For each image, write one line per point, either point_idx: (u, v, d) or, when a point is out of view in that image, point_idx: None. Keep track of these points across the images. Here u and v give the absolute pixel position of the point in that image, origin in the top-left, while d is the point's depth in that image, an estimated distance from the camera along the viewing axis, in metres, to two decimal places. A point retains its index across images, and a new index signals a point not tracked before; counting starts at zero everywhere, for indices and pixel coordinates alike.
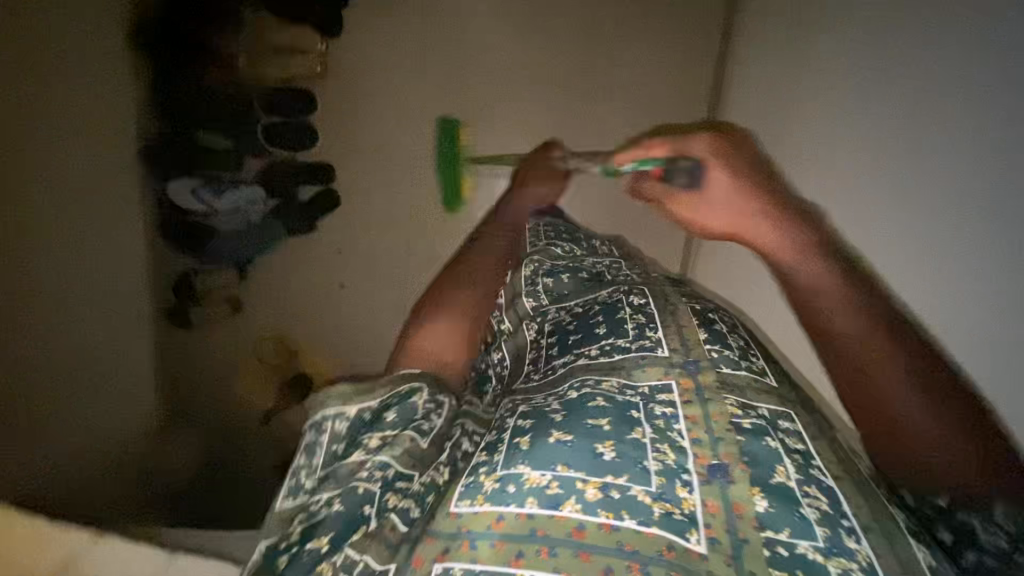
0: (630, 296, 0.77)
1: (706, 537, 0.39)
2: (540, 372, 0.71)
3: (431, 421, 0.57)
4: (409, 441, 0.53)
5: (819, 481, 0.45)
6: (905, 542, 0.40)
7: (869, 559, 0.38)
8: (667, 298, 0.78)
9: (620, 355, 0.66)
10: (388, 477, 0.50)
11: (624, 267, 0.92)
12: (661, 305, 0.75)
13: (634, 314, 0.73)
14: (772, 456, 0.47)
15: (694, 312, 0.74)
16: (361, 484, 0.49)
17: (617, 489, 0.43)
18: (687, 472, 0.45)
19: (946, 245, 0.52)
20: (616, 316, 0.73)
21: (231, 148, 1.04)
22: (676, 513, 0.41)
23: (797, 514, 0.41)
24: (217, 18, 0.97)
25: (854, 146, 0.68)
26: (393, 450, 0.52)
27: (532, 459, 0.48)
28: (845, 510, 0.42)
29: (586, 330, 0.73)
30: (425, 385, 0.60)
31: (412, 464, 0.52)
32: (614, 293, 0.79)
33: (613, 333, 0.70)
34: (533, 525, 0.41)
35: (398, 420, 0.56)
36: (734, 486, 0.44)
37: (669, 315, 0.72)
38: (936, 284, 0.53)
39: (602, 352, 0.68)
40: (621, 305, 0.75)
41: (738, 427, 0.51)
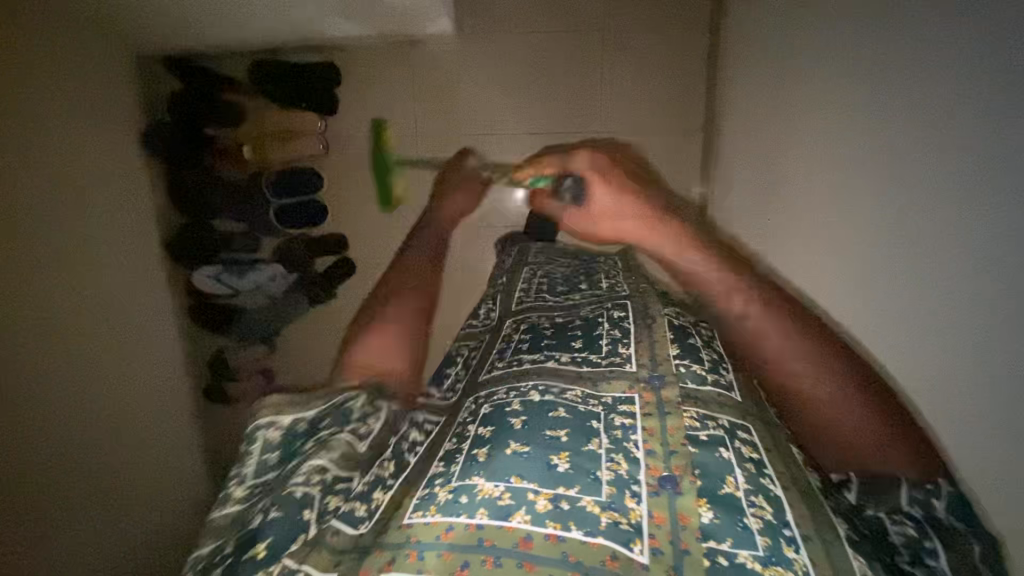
0: (610, 312, 0.79)
1: (649, 548, 0.40)
2: (506, 363, 0.71)
3: (367, 423, 0.67)
4: (347, 446, 0.61)
5: (767, 491, 0.46)
6: (843, 552, 0.40)
7: (806, 569, 0.38)
8: (647, 307, 0.79)
9: (588, 367, 0.67)
10: (327, 480, 0.55)
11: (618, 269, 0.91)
12: (639, 319, 0.77)
13: (610, 330, 0.75)
14: (722, 466, 0.48)
15: (669, 324, 0.75)
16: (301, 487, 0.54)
17: (568, 500, 0.44)
18: (638, 483, 0.46)
19: (941, 247, 0.40)
20: (593, 333, 0.75)
21: (238, 232, 0.81)
22: (621, 523, 0.42)
23: (741, 525, 0.41)
24: (204, 105, 0.77)
25: (861, 139, 0.51)
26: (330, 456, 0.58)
27: (488, 470, 0.49)
28: (788, 520, 0.43)
29: (561, 341, 0.74)
30: (364, 393, 0.72)
31: (351, 463, 0.58)
32: (595, 310, 0.81)
33: (587, 348, 0.72)
34: (481, 536, 0.42)
35: (335, 425, 0.66)
36: (682, 497, 0.44)
37: (644, 330, 0.75)
38: (937, 293, 0.40)
39: (571, 361, 0.69)
40: (601, 322, 0.77)
41: (693, 438, 0.52)
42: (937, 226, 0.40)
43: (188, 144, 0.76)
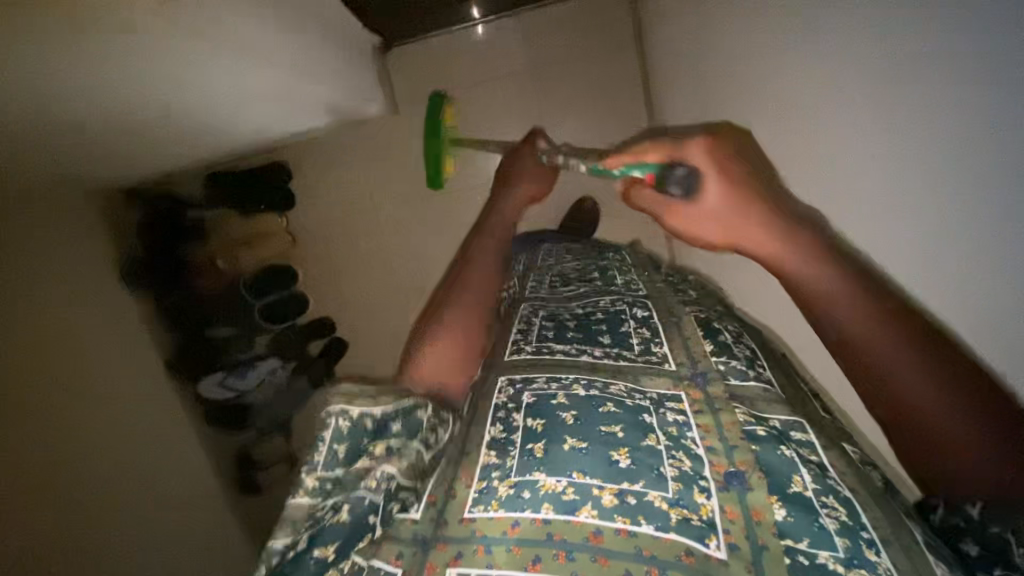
0: (634, 309, 0.81)
1: (726, 544, 0.39)
2: (536, 346, 0.73)
3: (436, 434, 0.62)
4: (413, 456, 0.58)
5: (837, 493, 0.45)
6: (926, 557, 0.39)
7: (891, 572, 0.37)
8: (671, 309, 0.82)
9: (627, 363, 0.68)
10: (391, 487, 0.53)
11: (636, 275, 0.94)
12: (666, 318, 0.79)
13: (638, 329, 0.76)
14: (788, 465, 0.47)
15: (698, 321, 0.77)
16: (365, 493, 0.51)
17: (634, 494, 0.43)
18: (704, 479, 0.45)
19: (927, 133, 0.41)
20: (620, 329, 0.76)
21: (228, 335, 0.93)
22: (693, 519, 0.41)
23: (817, 524, 0.41)
24: (184, 233, 0.90)
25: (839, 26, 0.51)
26: (397, 463, 0.55)
27: (548, 465, 0.48)
28: (865, 523, 0.42)
29: (588, 334, 0.75)
30: (430, 403, 0.66)
31: (416, 475, 0.55)
32: (617, 303, 0.83)
33: (618, 345, 0.72)
34: (549, 530, 0.41)
35: (404, 430, 0.61)
36: (752, 493, 0.43)
37: (674, 330, 0.75)
38: (929, 177, 0.42)
39: (606, 356, 0.69)
40: (626, 319, 0.78)
41: (752, 435, 0.51)
42: (921, 121, 0.41)
43: (180, 266, 0.86)
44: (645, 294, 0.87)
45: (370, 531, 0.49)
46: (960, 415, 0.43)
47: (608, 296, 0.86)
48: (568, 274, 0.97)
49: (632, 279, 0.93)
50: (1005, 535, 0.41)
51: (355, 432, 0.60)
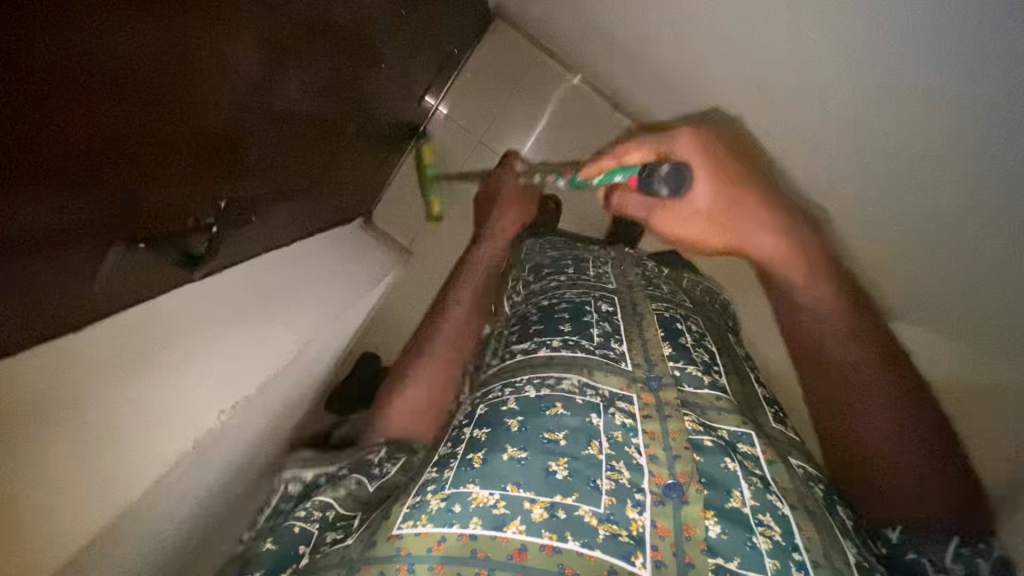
0: (599, 301, 0.79)
1: (652, 561, 0.38)
2: (499, 358, 0.71)
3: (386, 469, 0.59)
4: (358, 485, 0.55)
5: (775, 509, 0.44)
6: None
7: None
8: (636, 305, 0.80)
9: (585, 354, 0.65)
10: (327, 518, 0.51)
11: (611, 266, 0.92)
12: (630, 316, 0.77)
13: (600, 321, 0.74)
14: (730, 479, 0.46)
15: (658, 321, 0.76)
16: (299, 524, 0.50)
17: (565, 508, 0.42)
18: (640, 492, 0.44)
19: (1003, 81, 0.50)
20: (583, 318, 0.73)
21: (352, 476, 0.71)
22: (622, 536, 0.39)
23: (748, 543, 0.39)
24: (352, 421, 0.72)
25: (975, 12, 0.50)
26: (336, 492, 0.54)
27: (483, 477, 0.46)
28: (798, 543, 0.41)
29: (549, 325, 0.72)
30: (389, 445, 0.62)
31: (355, 507, 0.53)
32: (584, 294, 0.80)
33: (578, 333, 0.69)
34: (474, 546, 0.40)
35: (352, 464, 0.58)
36: (687, 507, 0.42)
37: (636, 329, 0.74)
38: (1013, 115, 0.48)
39: (563, 345, 0.66)
40: (589, 310, 0.76)
41: (697, 445, 0.50)
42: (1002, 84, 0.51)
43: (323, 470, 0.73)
44: (613, 287, 0.84)
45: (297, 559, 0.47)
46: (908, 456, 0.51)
47: (576, 284, 0.82)
48: (544, 262, 0.91)
49: (604, 271, 0.90)
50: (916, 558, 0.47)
51: (305, 492, 0.54)
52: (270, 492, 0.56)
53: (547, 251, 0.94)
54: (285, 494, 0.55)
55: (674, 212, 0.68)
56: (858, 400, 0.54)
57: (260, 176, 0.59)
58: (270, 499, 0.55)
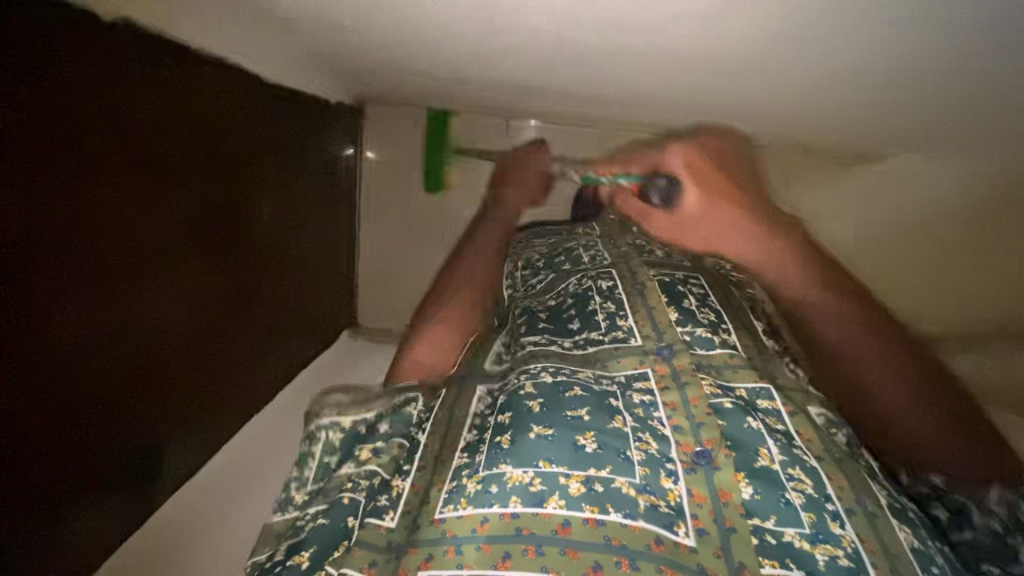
0: (598, 283, 0.80)
1: (694, 529, 0.39)
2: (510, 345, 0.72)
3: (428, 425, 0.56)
4: (397, 447, 0.53)
5: (803, 462, 0.45)
6: (888, 525, 0.40)
7: (854, 547, 0.37)
8: (634, 275, 0.81)
9: (595, 347, 0.67)
10: (373, 486, 0.50)
11: (600, 244, 0.93)
12: (631, 287, 0.78)
13: (603, 304, 0.75)
14: (754, 438, 0.47)
15: (661, 287, 0.77)
16: (347, 495, 0.49)
17: (601, 481, 0.43)
18: (671, 462, 0.45)
19: None
20: (588, 308, 0.75)
21: None
22: (661, 506, 0.41)
23: (783, 500, 0.41)
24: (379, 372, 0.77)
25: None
26: (379, 459, 0.52)
27: (515, 457, 0.47)
28: (830, 493, 0.42)
29: (559, 323, 0.75)
30: (421, 396, 0.60)
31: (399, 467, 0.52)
32: (584, 281, 0.82)
33: (586, 327, 0.72)
34: (518, 525, 0.41)
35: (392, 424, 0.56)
36: (719, 473, 0.43)
37: (639, 299, 0.75)
38: None
39: (576, 344, 0.69)
40: (592, 295, 0.78)
41: (719, 409, 0.51)
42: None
43: None
44: (610, 264, 0.85)
45: (348, 535, 0.46)
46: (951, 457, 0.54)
47: (578, 277, 0.85)
48: (538, 258, 0.93)
49: (597, 250, 0.91)
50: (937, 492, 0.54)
51: (348, 441, 0.55)
52: (309, 438, 0.57)
53: (536, 244, 0.96)
54: (325, 441, 0.56)
55: (651, 220, 0.79)
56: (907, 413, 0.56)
57: (99, 405, 0.46)
58: (307, 469, 0.55)
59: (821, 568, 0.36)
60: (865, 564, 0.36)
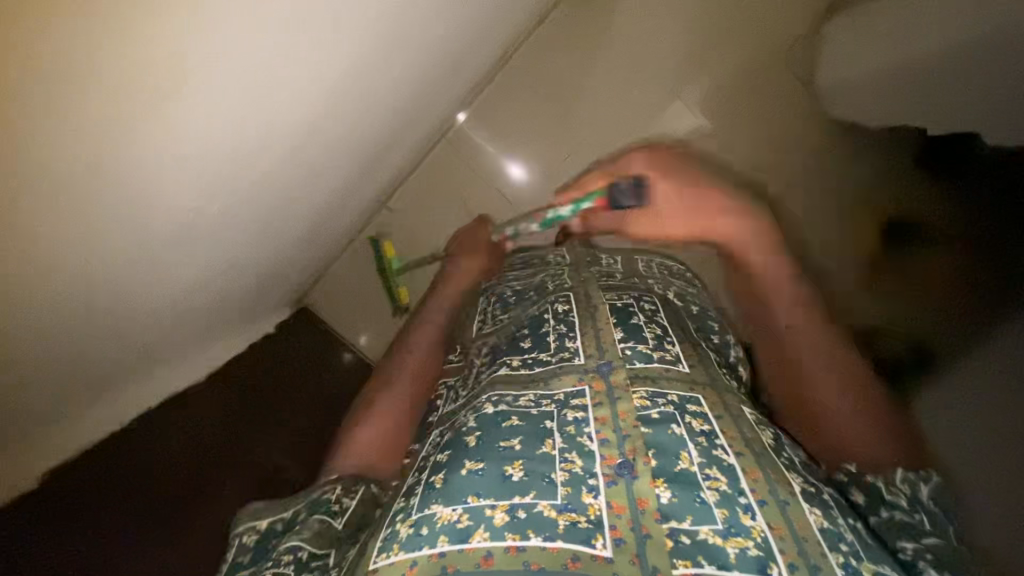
0: (556, 305, 0.81)
1: (612, 540, 0.39)
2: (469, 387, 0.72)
3: (343, 502, 0.57)
4: (319, 523, 0.53)
5: (720, 460, 0.46)
6: (800, 510, 0.41)
7: (764, 536, 0.38)
8: (589, 297, 0.82)
9: (540, 368, 0.68)
10: (300, 558, 0.49)
11: (567, 270, 0.93)
12: (584, 309, 0.79)
13: (556, 326, 0.76)
14: (676, 443, 0.48)
15: (610, 309, 0.78)
16: (270, 570, 0.47)
17: (524, 508, 0.43)
18: (594, 477, 0.46)
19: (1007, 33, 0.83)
20: (540, 331, 0.77)
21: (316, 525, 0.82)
22: (580, 522, 0.41)
23: (698, 499, 0.41)
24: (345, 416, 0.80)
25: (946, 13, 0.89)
26: (302, 534, 0.51)
27: (445, 495, 0.47)
28: (744, 488, 0.43)
29: (512, 346, 0.76)
30: (337, 483, 0.60)
31: (326, 543, 0.52)
32: (541, 306, 0.83)
33: (535, 348, 0.73)
34: (442, 564, 0.41)
35: (307, 510, 0.55)
36: (638, 481, 0.44)
37: (588, 321, 0.76)
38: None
39: (523, 365, 0.70)
40: (546, 318, 0.79)
41: (645, 419, 0.52)
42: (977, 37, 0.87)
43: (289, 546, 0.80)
44: (569, 287, 0.86)
45: None
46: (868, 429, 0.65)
47: (537, 302, 0.85)
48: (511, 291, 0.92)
49: (560, 277, 0.91)
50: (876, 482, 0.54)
51: (260, 544, 0.53)
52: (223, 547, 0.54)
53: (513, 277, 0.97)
54: (240, 545, 0.54)
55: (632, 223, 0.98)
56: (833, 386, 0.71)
57: None
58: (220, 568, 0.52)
59: (731, 561, 0.37)
60: (774, 552, 0.37)
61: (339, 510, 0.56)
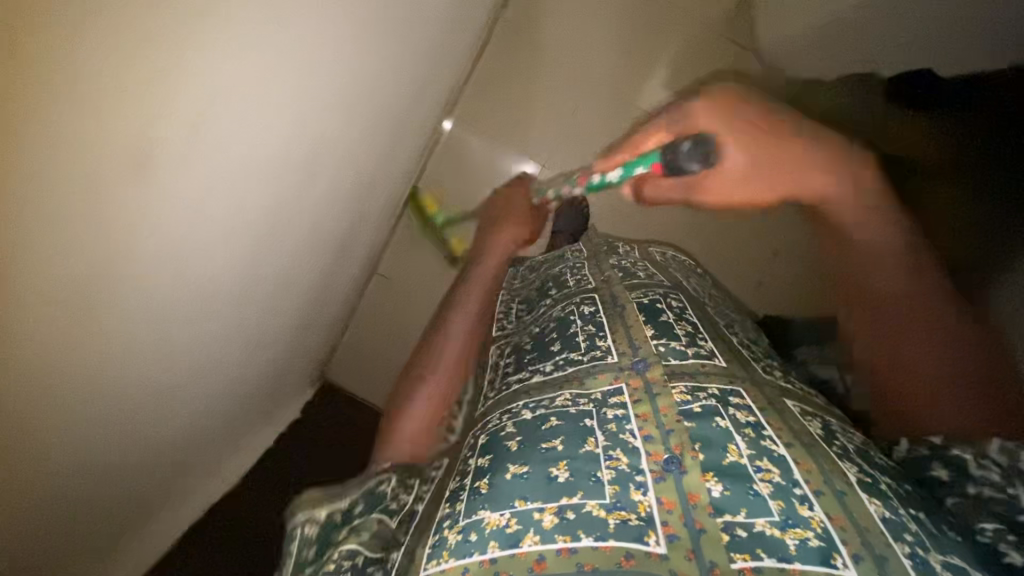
0: (581, 306, 0.81)
1: (665, 536, 0.39)
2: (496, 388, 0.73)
3: (399, 499, 0.60)
4: (377, 525, 0.56)
5: (771, 451, 0.45)
6: (859, 500, 0.40)
7: (824, 526, 0.37)
8: (614, 296, 0.82)
9: (573, 368, 0.68)
10: (358, 563, 0.50)
11: (588, 266, 0.93)
12: (611, 309, 0.79)
13: (584, 326, 0.76)
14: (722, 435, 0.47)
15: (639, 307, 0.78)
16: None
17: (573, 508, 0.43)
18: (641, 473, 0.45)
19: None
20: (568, 332, 0.76)
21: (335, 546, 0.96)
22: (631, 520, 0.40)
23: (750, 492, 0.40)
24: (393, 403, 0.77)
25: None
26: (360, 538, 0.53)
27: (491, 500, 0.47)
28: (798, 479, 0.41)
29: (541, 350, 0.76)
30: (394, 474, 0.63)
31: (381, 545, 0.53)
32: (567, 306, 0.83)
33: (566, 348, 0.73)
34: (495, 569, 0.40)
35: (367, 506, 0.58)
36: (687, 476, 0.43)
37: (617, 319, 0.76)
38: None
39: (556, 367, 0.69)
40: (573, 319, 0.78)
41: (688, 413, 0.52)
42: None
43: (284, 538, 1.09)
44: (592, 286, 0.86)
45: None
46: (965, 403, 0.58)
47: (560, 302, 0.85)
48: (532, 293, 0.94)
49: (581, 274, 0.91)
50: (961, 454, 0.51)
51: (326, 533, 0.55)
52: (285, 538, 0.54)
53: (536, 277, 0.98)
54: (301, 537, 0.54)
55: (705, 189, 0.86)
56: (925, 352, 0.64)
57: None
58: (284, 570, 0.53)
59: (791, 551, 0.36)
60: (836, 542, 0.36)
61: (395, 509, 0.58)
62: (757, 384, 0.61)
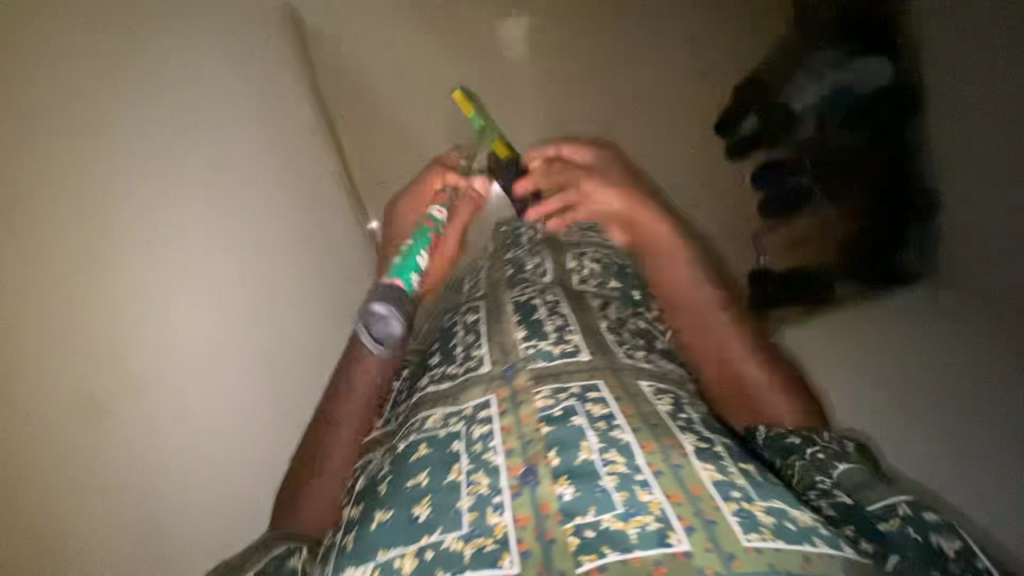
0: (465, 316, 0.80)
1: (519, 554, 0.38)
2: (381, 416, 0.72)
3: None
4: None
5: (618, 441, 0.45)
6: (694, 468, 0.41)
7: (661, 507, 0.38)
8: (496, 300, 0.82)
9: (449, 382, 0.66)
10: None
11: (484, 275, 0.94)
12: (490, 314, 0.78)
13: (464, 336, 0.75)
14: (576, 434, 0.48)
15: (515, 306, 0.78)
16: None
17: (432, 547, 0.41)
18: (499, 493, 0.44)
19: None
20: (449, 343, 0.75)
21: None
22: (487, 546, 0.39)
23: (597, 489, 0.41)
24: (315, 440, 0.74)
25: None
26: None
27: (356, 555, 0.45)
28: (641, 463, 0.42)
29: (425, 363, 0.75)
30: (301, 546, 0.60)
31: None
32: (453, 318, 0.83)
33: (445, 362, 0.72)
34: None
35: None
36: (541, 486, 0.43)
37: (493, 323, 0.75)
38: None
39: (433, 383, 0.68)
40: (455, 330, 0.78)
41: (549, 418, 0.52)
42: None
43: None
44: (481, 296, 0.85)
45: None
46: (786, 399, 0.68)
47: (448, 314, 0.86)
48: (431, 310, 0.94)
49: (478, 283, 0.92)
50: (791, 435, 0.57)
51: None
52: None
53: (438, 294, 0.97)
54: None
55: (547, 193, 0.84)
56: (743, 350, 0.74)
57: None
58: None
59: (632, 541, 0.36)
60: (672, 520, 0.37)
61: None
62: (616, 373, 0.61)
